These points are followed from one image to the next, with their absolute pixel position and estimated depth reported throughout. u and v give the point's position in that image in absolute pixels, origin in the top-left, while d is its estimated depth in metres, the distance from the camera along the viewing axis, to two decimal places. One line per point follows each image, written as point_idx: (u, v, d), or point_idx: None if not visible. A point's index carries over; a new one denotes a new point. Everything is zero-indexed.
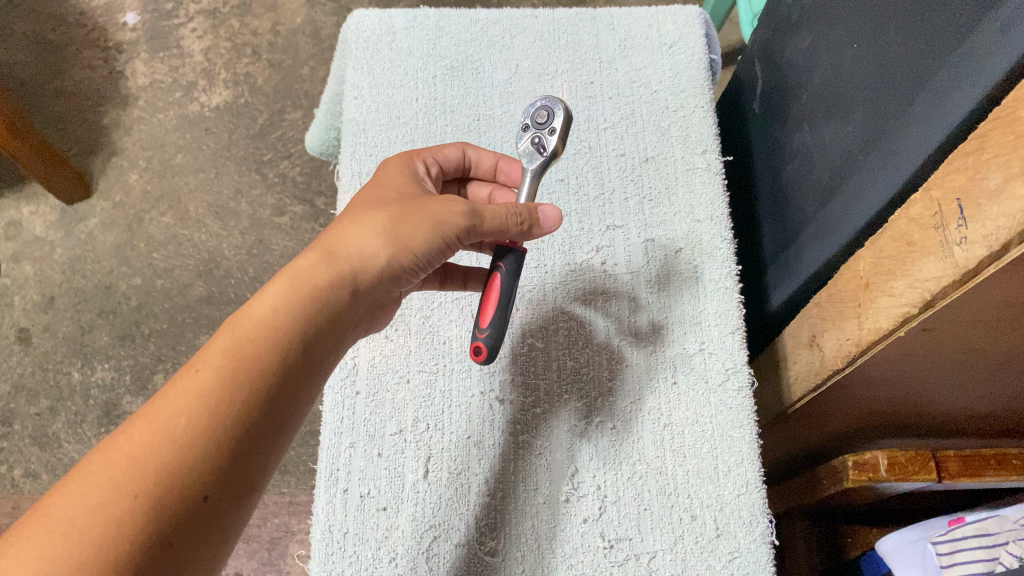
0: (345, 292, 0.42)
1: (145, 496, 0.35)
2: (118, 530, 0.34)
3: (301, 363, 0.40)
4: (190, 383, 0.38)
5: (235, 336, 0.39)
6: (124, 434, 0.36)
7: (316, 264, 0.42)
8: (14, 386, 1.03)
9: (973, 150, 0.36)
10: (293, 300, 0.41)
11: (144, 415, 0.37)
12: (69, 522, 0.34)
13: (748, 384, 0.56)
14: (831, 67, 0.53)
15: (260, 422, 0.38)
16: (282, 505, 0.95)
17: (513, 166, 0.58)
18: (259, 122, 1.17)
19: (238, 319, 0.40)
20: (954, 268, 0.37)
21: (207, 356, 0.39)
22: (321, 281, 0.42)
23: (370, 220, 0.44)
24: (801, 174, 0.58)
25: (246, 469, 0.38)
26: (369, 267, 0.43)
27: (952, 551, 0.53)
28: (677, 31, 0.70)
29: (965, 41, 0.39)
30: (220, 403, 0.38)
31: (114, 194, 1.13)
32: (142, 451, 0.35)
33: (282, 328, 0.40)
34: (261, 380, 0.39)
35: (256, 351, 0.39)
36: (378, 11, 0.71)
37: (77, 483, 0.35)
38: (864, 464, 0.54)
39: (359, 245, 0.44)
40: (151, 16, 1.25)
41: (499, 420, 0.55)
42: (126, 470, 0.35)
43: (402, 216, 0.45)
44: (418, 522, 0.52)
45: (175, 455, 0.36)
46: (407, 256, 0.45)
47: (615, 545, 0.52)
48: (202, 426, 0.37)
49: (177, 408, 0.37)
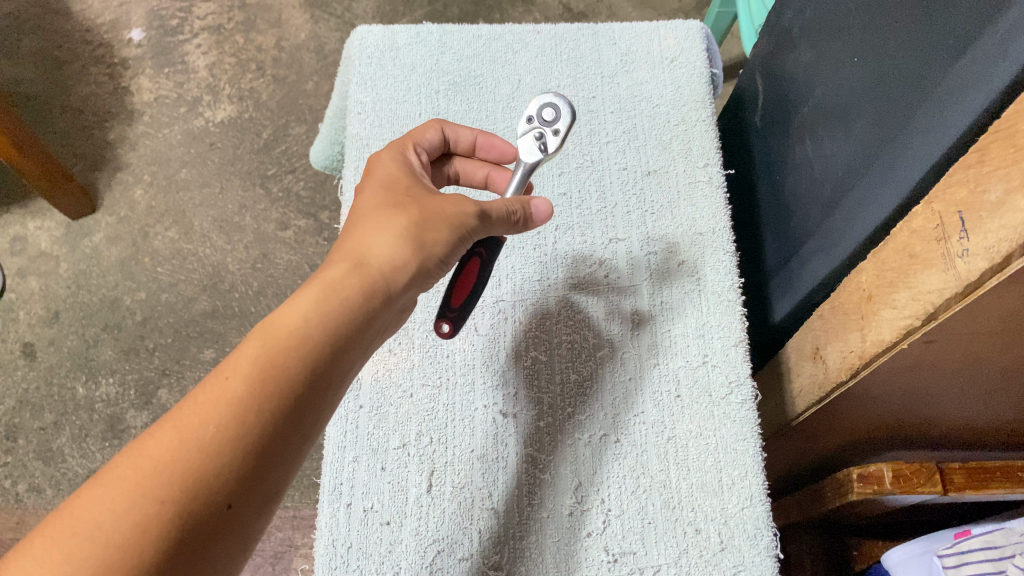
0: (373, 300, 0.43)
1: (172, 504, 0.35)
2: (143, 537, 0.33)
3: (329, 372, 0.40)
4: (220, 391, 0.37)
5: (264, 343, 0.39)
6: (152, 439, 0.36)
7: (345, 272, 0.43)
8: (19, 401, 1.03)
9: (974, 163, 0.36)
10: (323, 309, 0.41)
11: (172, 420, 0.37)
12: (96, 526, 0.33)
13: (751, 397, 0.56)
14: (832, 80, 0.53)
15: (286, 433, 0.38)
16: (286, 518, 0.95)
17: (491, 138, 0.59)
18: (264, 136, 1.18)
19: (268, 327, 0.40)
20: (956, 280, 0.37)
21: (236, 365, 0.38)
22: (351, 289, 0.42)
23: (394, 227, 0.45)
24: (802, 186, 0.59)
25: (268, 480, 0.38)
26: (395, 273, 0.44)
27: (959, 563, 0.53)
28: (679, 46, 0.70)
29: (964, 55, 0.39)
30: (249, 411, 0.37)
31: (119, 209, 1.14)
32: (170, 457, 0.35)
33: (312, 338, 0.40)
34: (288, 391, 0.39)
35: (286, 362, 0.39)
36: (381, 28, 0.71)
37: (103, 487, 0.35)
38: (869, 477, 0.54)
39: (387, 251, 0.44)
40: (156, 32, 1.26)
41: (506, 434, 0.55)
42: (153, 475, 0.35)
43: (424, 221, 0.46)
44: (421, 536, 0.52)
45: (202, 463, 0.36)
46: (429, 260, 0.45)
47: (619, 560, 0.52)
48: (230, 433, 0.37)
49: (204, 417, 0.37)
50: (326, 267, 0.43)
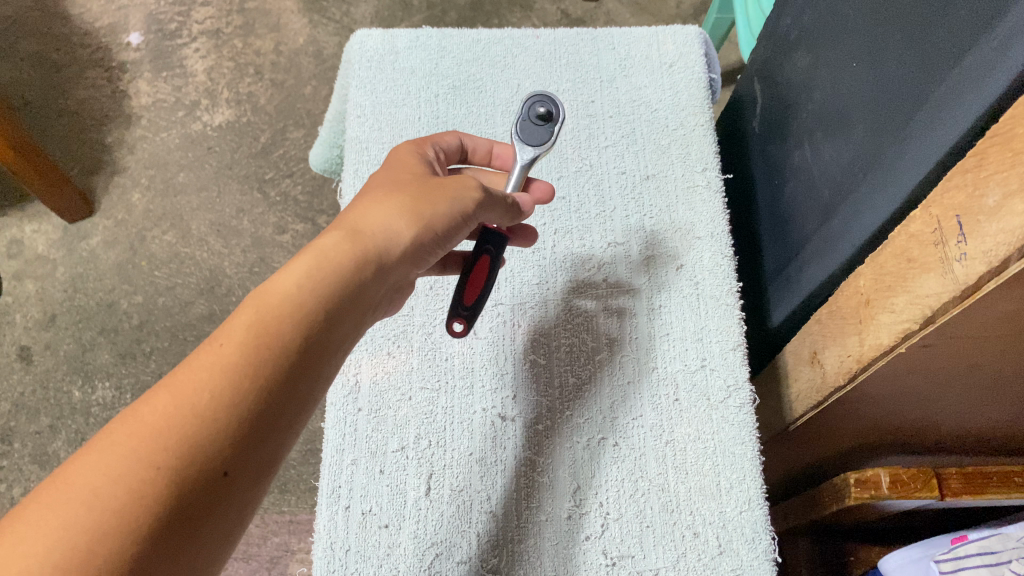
0: (369, 273, 0.42)
1: (167, 471, 0.34)
2: (139, 503, 0.33)
3: (323, 341, 0.40)
4: (214, 358, 0.37)
5: (260, 312, 0.39)
6: (146, 405, 0.36)
7: (345, 241, 0.42)
8: (15, 405, 1.02)
9: (972, 167, 0.36)
10: (319, 276, 0.41)
11: (167, 386, 0.36)
12: (91, 492, 0.33)
13: (749, 402, 0.56)
14: (831, 85, 0.53)
15: (280, 401, 0.38)
16: (282, 523, 0.95)
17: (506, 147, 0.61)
18: (262, 140, 1.18)
19: (262, 295, 0.39)
20: (954, 284, 0.37)
21: (231, 332, 0.38)
22: (347, 257, 0.42)
23: (391, 200, 0.45)
24: (801, 190, 0.59)
25: (263, 449, 0.37)
26: (393, 245, 0.44)
27: (955, 568, 0.53)
28: (677, 51, 0.71)
29: (962, 61, 0.39)
30: (244, 379, 0.37)
31: (116, 212, 1.14)
32: (166, 423, 0.35)
33: (307, 307, 0.40)
34: (284, 359, 0.38)
35: (280, 329, 0.39)
36: (381, 32, 0.71)
37: (97, 452, 0.34)
38: (865, 482, 0.54)
39: (384, 225, 0.44)
40: (154, 36, 1.26)
41: (504, 436, 0.55)
42: (148, 441, 0.34)
43: (421, 196, 0.46)
44: (419, 540, 0.52)
45: (197, 430, 0.35)
46: (429, 233, 0.45)
47: (617, 563, 0.51)
48: (225, 402, 0.36)
49: (199, 382, 0.36)
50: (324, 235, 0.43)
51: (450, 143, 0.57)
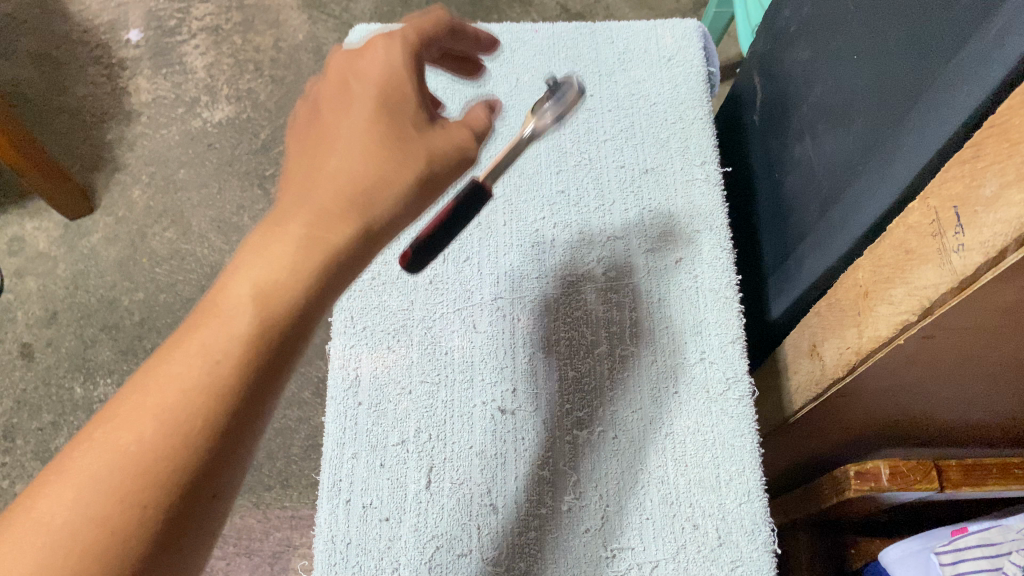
0: (342, 255, 0.39)
1: (138, 499, 0.33)
2: (111, 537, 0.33)
3: (298, 333, 0.38)
4: (175, 374, 0.35)
5: (221, 318, 0.37)
6: (107, 431, 0.34)
7: (328, 214, 0.40)
8: (17, 401, 1.03)
9: (969, 158, 0.36)
10: (285, 271, 0.38)
11: (126, 409, 0.35)
12: (61, 530, 0.32)
13: (749, 394, 0.56)
14: (830, 78, 0.53)
15: (254, 407, 0.36)
16: (284, 518, 0.96)
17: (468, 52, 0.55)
18: (262, 137, 1.18)
19: (223, 299, 0.37)
20: (952, 275, 0.37)
21: (193, 344, 0.36)
22: (318, 243, 0.39)
23: (361, 167, 0.41)
24: (801, 183, 0.59)
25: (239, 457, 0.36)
26: (365, 220, 0.40)
27: (955, 561, 0.53)
28: (676, 44, 0.71)
29: (960, 52, 0.39)
30: (209, 391, 0.35)
31: (117, 209, 1.14)
32: (129, 451, 0.34)
33: (276, 305, 0.37)
34: (252, 362, 0.36)
35: (246, 331, 0.36)
36: (379, 26, 0.71)
37: (62, 487, 0.33)
38: (866, 474, 0.54)
39: (354, 199, 0.40)
40: (154, 33, 1.26)
41: (503, 429, 0.55)
42: (113, 471, 0.33)
43: (397, 158, 0.42)
44: (420, 532, 0.52)
45: (165, 453, 0.34)
46: (408, 199, 0.42)
47: (618, 555, 0.52)
48: (192, 417, 0.35)
49: (161, 402, 0.35)
50: (303, 203, 0.40)
51: (431, 29, 0.47)
